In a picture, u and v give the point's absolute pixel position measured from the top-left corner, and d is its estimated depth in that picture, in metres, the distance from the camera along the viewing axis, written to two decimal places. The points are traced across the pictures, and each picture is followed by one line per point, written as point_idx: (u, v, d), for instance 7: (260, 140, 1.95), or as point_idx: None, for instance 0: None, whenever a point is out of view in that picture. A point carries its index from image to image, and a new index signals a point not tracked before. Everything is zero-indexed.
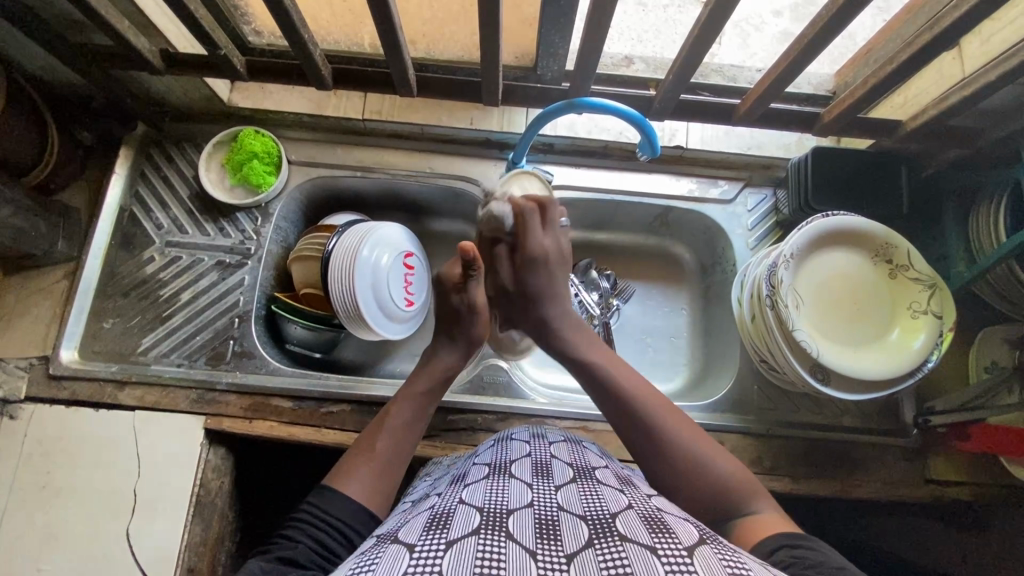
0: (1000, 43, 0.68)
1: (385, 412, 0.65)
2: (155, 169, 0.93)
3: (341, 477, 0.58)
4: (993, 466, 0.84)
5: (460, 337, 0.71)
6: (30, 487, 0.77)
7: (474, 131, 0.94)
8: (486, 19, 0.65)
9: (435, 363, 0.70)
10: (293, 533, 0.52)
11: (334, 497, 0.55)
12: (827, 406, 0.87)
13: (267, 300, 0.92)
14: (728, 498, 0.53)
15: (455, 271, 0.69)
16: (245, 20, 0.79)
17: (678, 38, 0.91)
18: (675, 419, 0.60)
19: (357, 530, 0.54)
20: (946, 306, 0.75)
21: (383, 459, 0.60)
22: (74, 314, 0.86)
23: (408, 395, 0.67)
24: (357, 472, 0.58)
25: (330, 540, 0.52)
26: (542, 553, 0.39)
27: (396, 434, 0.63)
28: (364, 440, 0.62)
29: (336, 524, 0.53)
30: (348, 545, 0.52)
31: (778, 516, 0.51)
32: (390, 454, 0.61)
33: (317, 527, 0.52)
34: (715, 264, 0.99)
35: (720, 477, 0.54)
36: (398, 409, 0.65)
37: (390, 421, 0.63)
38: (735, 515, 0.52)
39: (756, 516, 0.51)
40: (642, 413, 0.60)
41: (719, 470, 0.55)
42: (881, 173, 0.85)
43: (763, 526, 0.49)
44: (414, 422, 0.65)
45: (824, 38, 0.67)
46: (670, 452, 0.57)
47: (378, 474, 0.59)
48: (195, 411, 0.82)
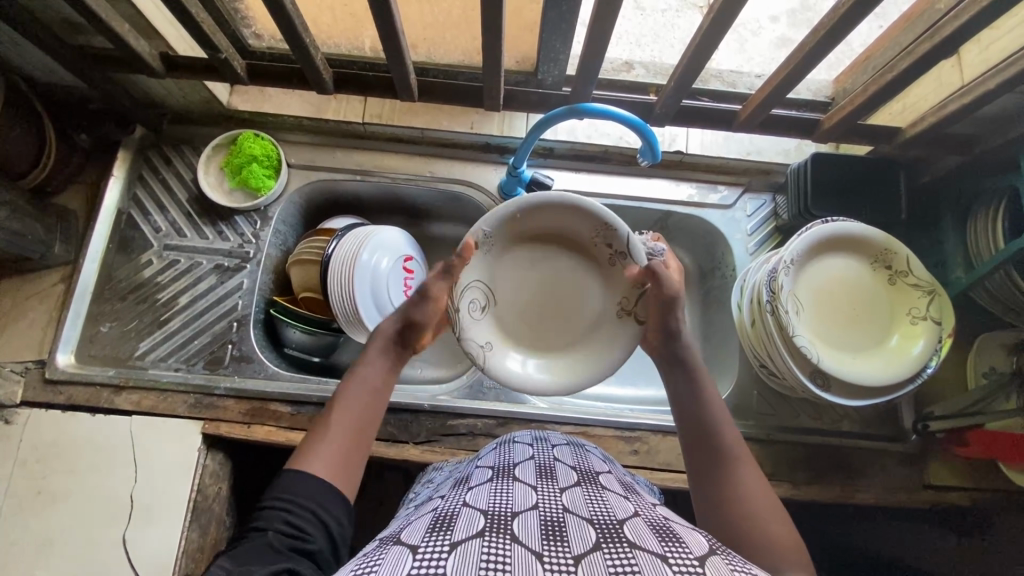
0: (999, 51, 0.68)
1: (342, 384, 0.61)
2: (154, 172, 0.92)
3: (301, 460, 0.54)
4: (993, 471, 0.84)
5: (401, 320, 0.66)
6: (25, 492, 0.76)
7: (474, 135, 0.95)
8: (489, 25, 0.65)
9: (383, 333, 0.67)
10: (264, 520, 0.49)
11: (298, 478, 0.52)
12: (827, 412, 0.87)
13: (266, 304, 0.92)
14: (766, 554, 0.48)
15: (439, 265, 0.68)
16: (247, 23, 0.79)
17: (677, 42, 0.93)
18: (746, 466, 0.55)
19: (328, 509, 0.52)
20: (944, 312, 0.76)
21: (344, 435, 0.57)
22: (71, 318, 0.85)
23: (365, 363, 0.63)
24: (317, 451, 0.55)
25: (301, 523, 0.50)
26: (549, 555, 0.39)
27: (354, 408, 0.59)
28: (320, 420, 0.58)
29: (306, 506, 0.51)
30: (321, 525, 0.51)
31: None
32: (349, 430, 0.58)
33: (287, 512, 0.50)
34: (715, 269, 0.99)
35: (765, 529, 0.50)
36: (352, 385, 0.61)
37: (346, 395, 0.60)
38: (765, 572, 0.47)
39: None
40: (714, 447, 0.57)
41: (768, 528, 0.50)
42: (879, 179, 0.86)
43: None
44: (375, 392, 0.61)
45: (825, 45, 0.68)
46: (728, 497, 0.53)
47: (340, 451, 0.56)
48: (193, 416, 0.82)
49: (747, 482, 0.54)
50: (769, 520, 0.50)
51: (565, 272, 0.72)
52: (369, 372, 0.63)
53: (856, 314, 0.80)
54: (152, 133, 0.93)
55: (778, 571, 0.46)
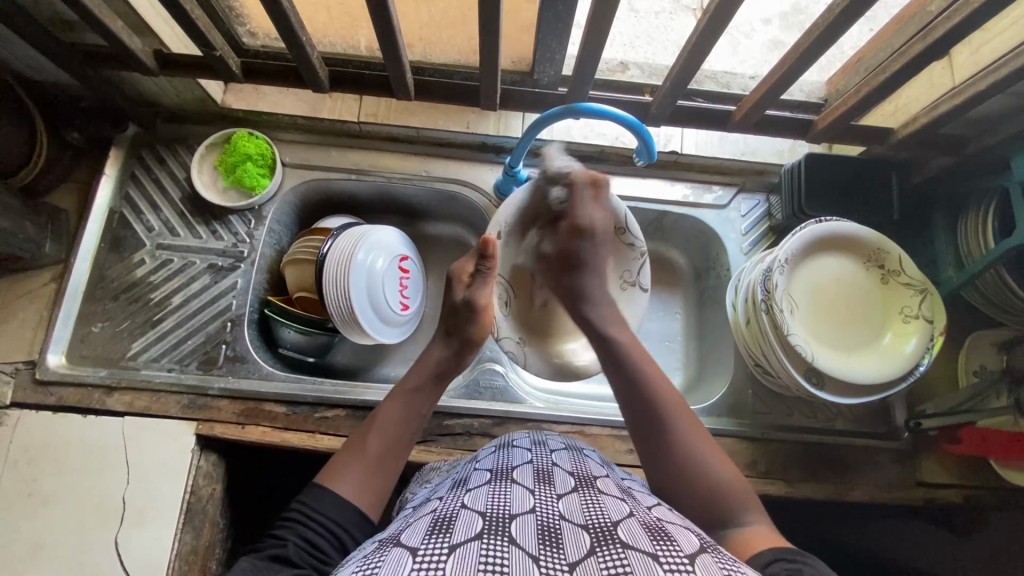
0: (989, 53, 0.69)
1: (380, 407, 0.63)
2: (147, 171, 0.91)
3: (330, 476, 0.56)
4: (984, 468, 0.85)
5: (456, 335, 0.71)
6: (14, 495, 0.75)
7: (470, 135, 0.95)
8: (486, 24, 0.66)
9: (429, 358, 0.69)
10: (283, 531, 0.51)
11: (324, 495, 0.54)
12: (821, 410, 0.88)
13: (260, 304, 0.91)
14: (719, 506, 0.52)
15: (463, 271, 0.75)
16: (242, 21, 0.78)
17: (670, 45, 0.94)
18: (685, 421, 0.59)
19: (348, 529, 0.53)
20: (936, 311, 0.77)
21: (378, 458, 0.59)
22: (62, 319, 0.84)
23: (405, 393, 0.65)
24: (348, 470, 0.57)
25: (321, 539, 0.51)
26: (545, 559, 0.39)
27: (390, 432, 0.61)
28: (358, 437, 0.61)
29: (325, 522, 0.52)
30: (339, 544, 0.52)
31: (770, 529, 0.49)
32: (383, 452, 0.59)
33: (307, 526, 0.51)
34: (710, 269, 1.00)
35: (711, 481, 0.54)
36: (395, 406, 0.63)
37: (385, 416, 0.62)
38: (721, 522, 0.51)
39: (743, 528, 0.50)
40: (653, 410, 0.60)
41: (715, 475, 0.55)
42: (871, 180, 0.87)
43: (749, 540, 0.48)
44: (411, 420, 0.63)
45: (818, 46, 0.68)
46: (674, 462, 0.57)
47: (370, 473, 0.57)
48: (186, 417, 0.81)
49: (690, 440, 0.58)
50: (712, 471, 0.55)
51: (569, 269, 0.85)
52: (414, 399, 0.65)
53: (824, 313, 0.80)
54: (145, 132, 0.93)
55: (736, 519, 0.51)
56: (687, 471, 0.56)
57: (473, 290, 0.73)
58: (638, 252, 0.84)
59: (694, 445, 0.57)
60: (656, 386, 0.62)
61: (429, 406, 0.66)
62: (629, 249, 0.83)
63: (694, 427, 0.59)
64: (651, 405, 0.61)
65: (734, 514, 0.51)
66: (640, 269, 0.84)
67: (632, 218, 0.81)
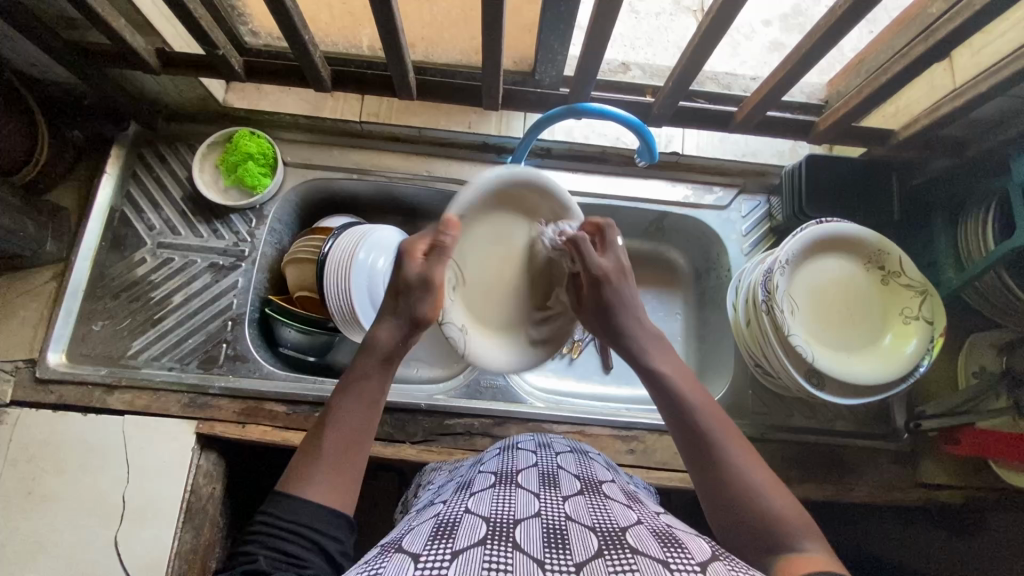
0: (990, 55, 0.69)
1: (331, 404, 0.59)
2: (148, 170, 0.91)
3: (292, 485, 0.53)
4: (983, 470, 0.85)
5: (404, 312, 0.65)
6: (13, 493, 0.75)
7: (472, 135, 0.94)
8: (489, 24, 0.66)
9: (377, 340, 0.64)
10: (254, 546, 0.50)
11: (290, 503, 0.52)
12: (820, 411, 0.88)
13: (261, 303, 0.91)
14: (774, 536, 0.48)
15: (417, 248, 0.66)
16: (245, 20, 0.79)
17: (671, 46, 0.95)
18: (733, 443, 0.55)
19: (321, 528, 0.51)
20: (937, 312, 0.77)
21: (339, 456, 0.56)
22: (62, 316, 0.84)
23: (353, 385, 0.60)
24: (309, 475, 0.54)
25: (295, 546, 0.49)
26: (551, 563, 0.39)
27: (346, 427, 0.57)
28: (313, 437, 0.57)
29: (296, 528, 0.50)
30: (314, 545, 0.50)
31: (829, 558, 0.45)
32: (343, 447, 0.56)
33: (279, 535, 0.50)
34: (710, 270, 1.00)
35: (765, 509, 0.49)
36: (347, 400, 0.59)
37: (338, 411, 0.58)
38: (779, 552, 0.47)
39: (798, 554, 0.45)
40: (700, 433, 0.56)
41: (771, 503, 0.50)
42: (871, 181, 0.87)
43: (808, 565, 0.43)
44: (368, 407, 0.59)
45: (820, 48, 0.68)
46: (727, 487, 0.52)
47: (334, 473, 0.55)
48: (186, 416, 0.81)
49: (740, 465, 0.53)
50: (768, 497, 0.50)
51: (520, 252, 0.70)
52: (367, 385, 0.61)
53: (834, 320, 0.80)
54: (147, 130, 0.92)
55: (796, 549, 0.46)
56: (738, 498, 0.51)
57: (428, 268, 0.65)
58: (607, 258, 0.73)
59: (743, 468, 0.53)
60: (706, 409, 0.58)
61: (384, 388, 0.62)
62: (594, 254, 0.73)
63: (744, 450, 0.55)
64: (698, 427, 0.56)
65: (789, 541, 0.47)
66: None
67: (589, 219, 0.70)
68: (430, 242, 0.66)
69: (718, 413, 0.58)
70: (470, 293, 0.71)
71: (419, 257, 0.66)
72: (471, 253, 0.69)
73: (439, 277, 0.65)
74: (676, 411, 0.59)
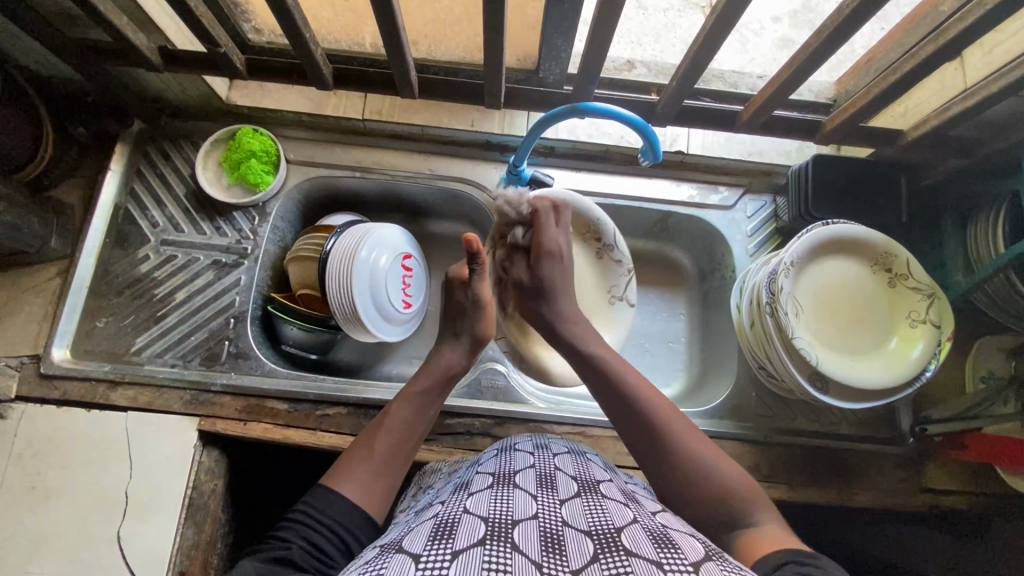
0: (1002, 54, 0.68)
1: (388, 409, 0.64)
2: (152, 168, 0.92)
3: (336, 478, 0.56)
4: (989, 476, 0.84)
5: (464, 332, 0.72)
6: (18, 488, 0.76)
7: (474, 133, 0.94)
8: (491, 22, 0.65)
9: (440, 358, 0.69)
10: (288, 533, 0.51)
11: (331, 498, 0.54)
12: (825, 414, 0.87)
13: (263, 301, 0.91)
14: (732, 509, 0.51)
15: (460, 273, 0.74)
16: (246, 17, 0.78)
17: (678, 41, 0.93)
18: (683, 427, 0.58)
19: (352, 531, 0.53)
20: (944, 316, 0.76)
21: (382, 459, 0.59)
22: (68, 311, 0.85)
23: (410, 398, 0.65)
24: (352, 474, 0.57)
25: (324, 541, 0.51)
26: (548, 566, 0.39)
27: (395, 434, 0.61)
28: (362, 441, 0.61)
29: (332, 526, 0.52)
30: (343, 548, 0.52)
31: (783, 529, 0.49)
32: (389, 453, 0.60)
33: (313, 528, 0.52)
34: (714, 270, 0.99)
35: (715, 482, 0.53)
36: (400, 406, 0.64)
37: (388, 420, 0.62)
38: (733, 529, 0.50)
39: (753, 530, 0.49)
40: (644, 422, 0.59)
41: (720, 478, 0.54)
42: (879, 182, 0.86)
43: (759, 541, 0.48)
44: (417, 422, 0.63)
45: (827, 47, 0.67)
46: (676, 457, 0.56)
47: (375, 475, 0.57)
48: (189, 413, 0.81)
49: (691, 445, 0.57)
50: (716, 470, 0.54)
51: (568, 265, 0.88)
52: (420, 399, 0.65)
53: (833, 320, 0.79)
54: (150, 127, 0.93)
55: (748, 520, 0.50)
56: (687, 466, 0.55)
57: (473, 288, 0.72)
58: (625, 268, 0.88)
59: (692, 445, 0.57)
60: (645, 393, 0.62)
61: (434, 405, 0.66)
62: (616, 265, 0.88)
63: (692, 433, 0.58)
64: (644, 416, 0.60)
65: (744, 514, 0.51)
66: (627, 286, 0.88)
67: (620, 237, 0.86)
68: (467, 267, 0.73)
69: (660, 401, 0.61)
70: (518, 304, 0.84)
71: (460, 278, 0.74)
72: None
73: (486, 294, 0.72)
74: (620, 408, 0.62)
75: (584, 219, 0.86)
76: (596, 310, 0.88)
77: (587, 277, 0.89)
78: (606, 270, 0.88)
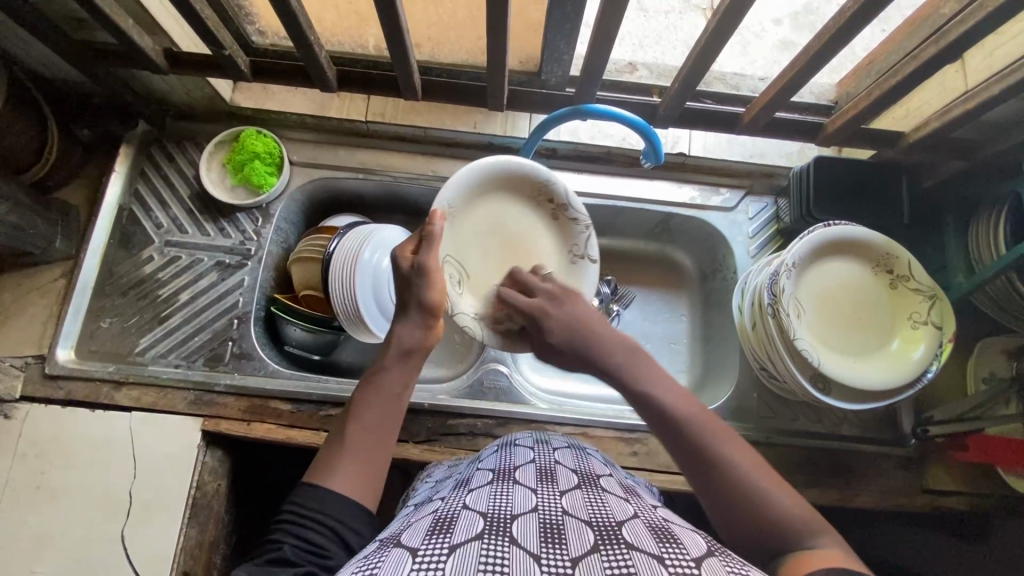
0: (1004, 56, 0.68)
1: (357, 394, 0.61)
2: (156, 169, 0.92)
3: (318, 472, 0.55)
4: (991, 477, 0.84)
5: (411, 305, 0.66)
6: (22, 488, 0.76)
7: (477, 135, 0.95)
8: (493, 24, 0.65)
9: (395, 335, 0.65)
10: (279, 534, 0.51)
11: (318, 494, 0.53)
12: (827, 415, 0.87)
13: (267, 301, 0.92)
14: (790, 538, 0.46)
15: (406, 247, 0.68)
16: (251, 20, 0.79)
17: (678, 45, 0.94)
18: (731, 445, 0.52)
19: (342, 519, 0.52)
20: (946, 317, 0.76)
21: (360, 444, 0.57)
22: (72, 313, 0.85)
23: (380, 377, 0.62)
24: (332, 464, 0.55)
25: (315, 536, 0.51)
26: (547, 558, 0.39)
27: (372, 418, 0.59)
28: (336, 431, 0.59)
29: (320, 519, 0.51)
30: (337, 538, 0.51)
31: (849, 557, 0.44)
32: (362, 437, 0.57)
33: (303, 526, 0.51)
34: (716, 271, 0.99)
35: (767, 504, 0.48)
36: (370, 389, 0.61)
37: (358, 403, 0.60)
38: (789, 554, 0.45)
39: (811, 552, 0.44)
40: (692, 443, 0.53)
41: (777, 502, 0.48)
42: (881, 183, 0.86)
43: (817, 561, 0.43)
44: (387, 400, 0.60)
45: (829, 50, 0.68)
46: (729, 481, 0.50)
47: (356, 462, 0.56)
48: (192, 413, 0.82)
49: (742, 465, 0.51)
50: (774, 495, 0.49)
51: (521, 232, 0.80)
52: (390, 377, 0.62)
53: (835, 320, 0.80)
54: (155, 130, 0.93)
55: (811, 549, 0.45)
56: (742, 493, 0.49)
57: (421, 258, 0.66)
58: (583, 224, 0.80)
59: (743, 465, 0.51)
60: (691, 412, 0.55)
61: (408, 382, 0.63)
62: (571, 223, 0.80)
63: (742, 450, 0.52)
64: (695, 437, 0.53)
65: (807, 542, 0.45)
66: (587, 243, 0.80)
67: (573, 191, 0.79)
68: (416, 240, 0.69)
69: (704, 415, 0.55)
70: (473, 284, 0.78)
71: (409, 252, 0.68)
72: (467, 241, 0.77)
73: (431, 261, 0.66)
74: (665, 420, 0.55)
75: (527, 182, 0.78)
76: (560, 274, 0.81)
77: (540, 242, 0.81)
78: (562, 229, 0.81)
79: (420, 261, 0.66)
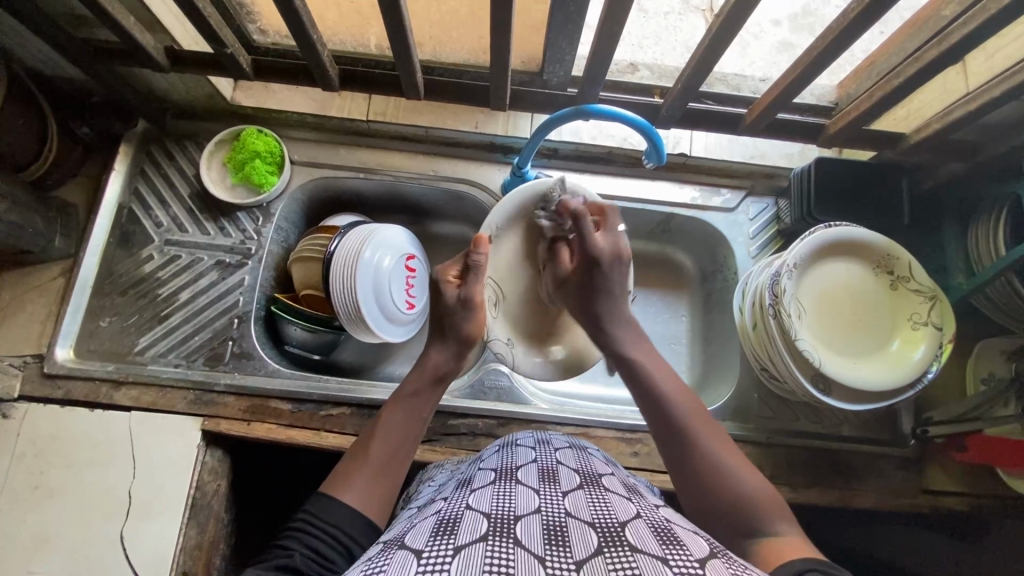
0: (1004, 59, 0.69)
1: (379, 416, 0.64)
2: (156, 167, 0.92)
3: (336, 484, 0.57)
4: (990, 478, 0.84)
5: (451, 335, 0.71)
6: (21, 488, 0.76)
7: (478, 134, 0.95)
8: (497, 25, 0.65)
9: (428, 360, 0.69)
10: (289, 542, 0.51)
11: (329, 503, 0.54)
12: (827, 416, 0.88)
13: (267, 301, 0.91)
14: (746, 517, 0.51)
15: (450, 274, 0.73)
16: (252, 18, 0.79)
17: (678, 46, 0.94)
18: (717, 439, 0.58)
19: (352, 534, 0.53)
20: (946, 318, 0.76)
21: (381, 463, 0.59)
22: (70, 312, 0.85)
23: (403, 399, 0.65)
24: (352, 480, 0.57)
25: (326, 548, 0.51)
26: (552, 560, 0.39)
27: (390, 438, 0.62)
28: (359, 446, 0.61)
29: (333, 530, 0.52)
30: (345, 552, 0.52)
31: (800, 539, 0.48)
32: (385, 457, 0.60)
33: (315, 534, 0.51)
34: (717, 272, 0.99)
35: (742, 495, 0.53)
36: (395, 411, 0.64)
37: (383, 425, 0.63)
38: (747, 531, 0.50)
39: (774, 539, 0.48)
40: (671, 421, 0.60)
41: (741, 486, 0.53)
42: (881, 185, 0.86)
43: (777, 549, 0.47)
44: (408, 429, 0.63)
45: (831, 52, 0.68)
46: (696, 463, 0.57)
47: (374, 482, 0.57)
48: (192, 413, 0.81)
49: (712, 450, 0.57)
50: (741, 480, 0.54)
51: None
52: (414, 404, 0.66)
53: (835, 320, 0.80)
54: (154, 128, 0.93)
55: (761, 527, 0.50)
56: (708, 474, 0.55)
57: (465, 288, 0.71)
58: None
59: (713, 449, 0.57)
60: (676, 395, 0.63)
61: (429, 408, 0.67)
62: None
63: (723, 442, 0.58)
64: (670, 416, 0.61)
65: (763, 524, 0.50)
66: (627, 282, 0.87)
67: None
68: (460, 266, 0.73)
69: (689, 404, 0.62)
70: (505, 303, 0.86)
71: (451, 281, 0.73)
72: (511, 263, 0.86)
73: (477, 294, 0.71)
74: (651, 402, 0.63)
75: (586, 211, 0.84)
76: None
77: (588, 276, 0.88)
78: None
79: (465, 292, 0.71)
